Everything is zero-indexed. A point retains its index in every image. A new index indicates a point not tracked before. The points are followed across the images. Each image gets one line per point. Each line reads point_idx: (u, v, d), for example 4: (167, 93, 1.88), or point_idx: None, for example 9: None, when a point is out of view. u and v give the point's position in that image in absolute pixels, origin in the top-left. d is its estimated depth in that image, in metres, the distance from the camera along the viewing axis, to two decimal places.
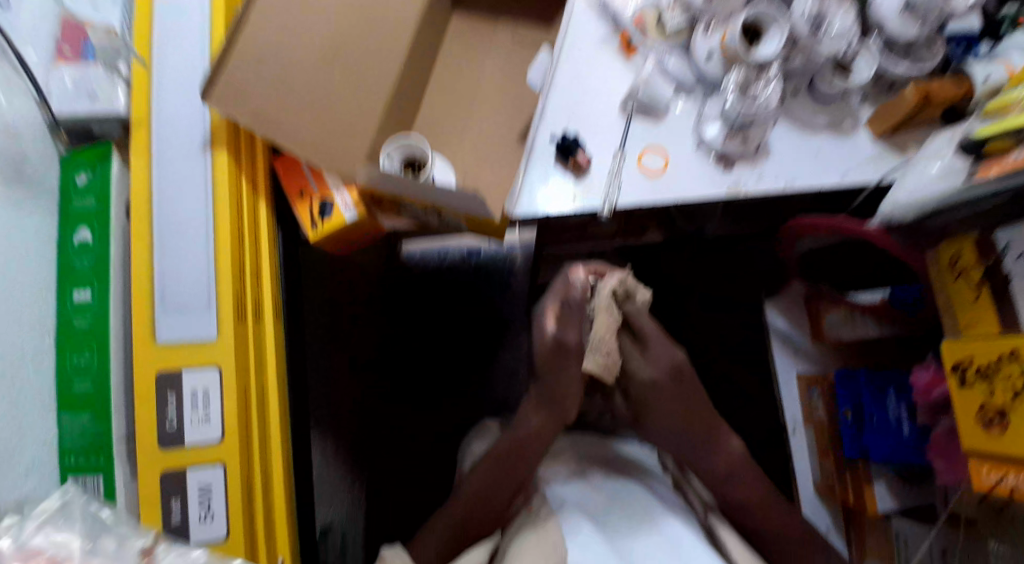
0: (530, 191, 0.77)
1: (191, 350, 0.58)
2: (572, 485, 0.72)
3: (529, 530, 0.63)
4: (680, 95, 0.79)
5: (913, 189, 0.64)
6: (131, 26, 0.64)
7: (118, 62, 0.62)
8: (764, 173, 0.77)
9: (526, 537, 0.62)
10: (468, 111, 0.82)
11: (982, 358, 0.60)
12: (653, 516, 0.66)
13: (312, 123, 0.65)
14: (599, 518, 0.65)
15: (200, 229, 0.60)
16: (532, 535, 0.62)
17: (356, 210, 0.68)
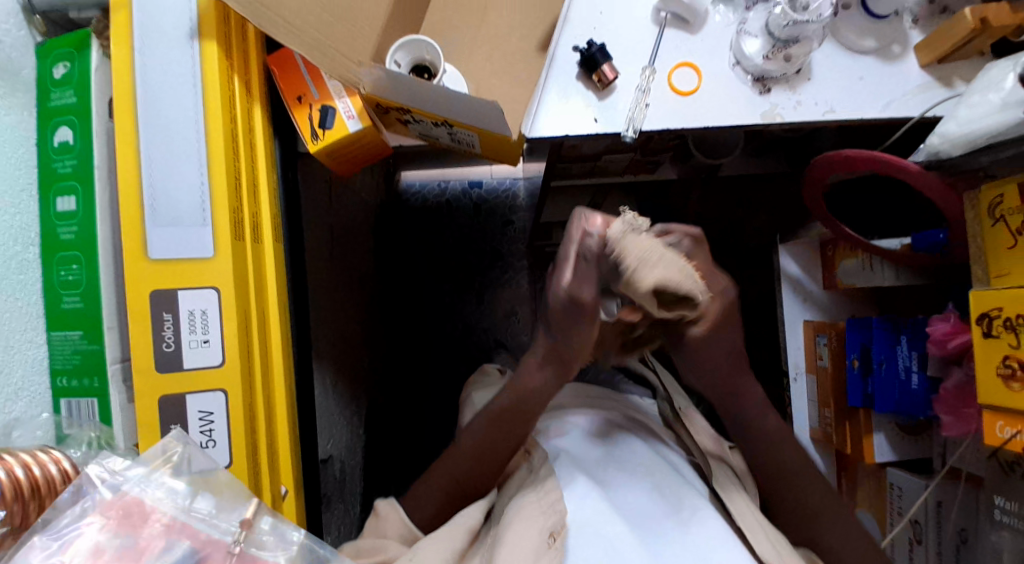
0: (548, 109, 0.72)
1: (187, 269, 0.55)
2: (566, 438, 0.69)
3: (528, 491, 0.60)
4: (719, 5, 0.72)
5: (965, 120, 0.59)
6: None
7: None
8: (802, 100, 0.71)
9: (525, 498, 0.59)
10: (483, 17, 0.75)
11: (1012, 310, 0.59)
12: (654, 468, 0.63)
13: (315, 17, 0.59)
14: (598, 471, 0.62)
15: (190, 138, 0.55)
16: (532, 494, 0.59)
17: (360, 120, 0.64)
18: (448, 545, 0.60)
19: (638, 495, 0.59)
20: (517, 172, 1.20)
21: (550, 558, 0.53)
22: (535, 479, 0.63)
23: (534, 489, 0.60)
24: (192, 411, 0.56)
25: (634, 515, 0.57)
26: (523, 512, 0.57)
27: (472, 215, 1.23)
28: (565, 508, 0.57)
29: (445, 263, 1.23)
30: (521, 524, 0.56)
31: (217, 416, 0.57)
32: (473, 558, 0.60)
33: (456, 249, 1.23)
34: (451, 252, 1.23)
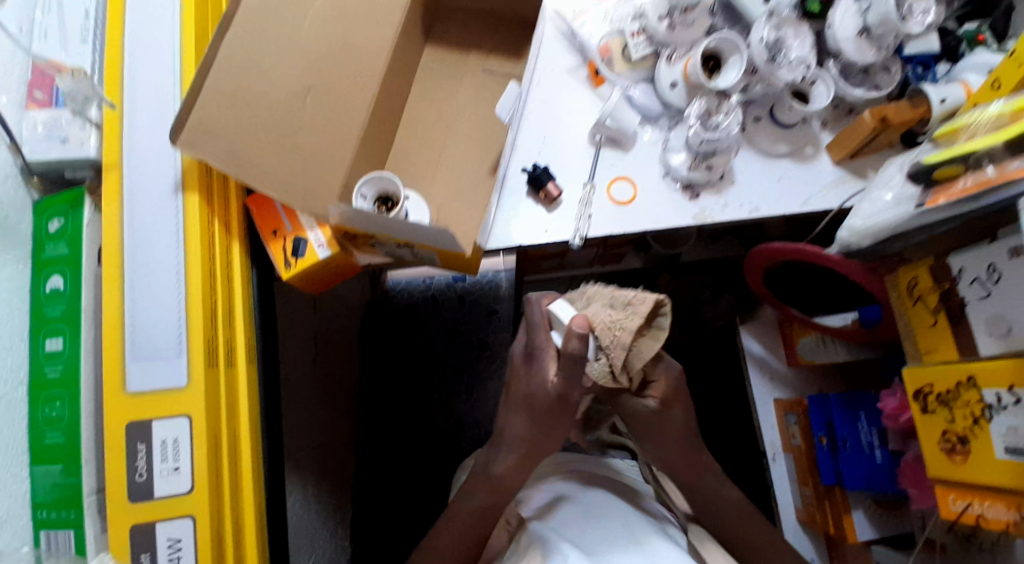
0: (502, 224, 0.79)
1: (162, 399, 0.59)
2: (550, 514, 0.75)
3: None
4: (646, 125, 0.81)
5: (868, 215, 0.64)
6: (102, 69, 0.64)
7: (87, 106, 0.61)
8: (728, 202, 0.78)
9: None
10: (441, 143, 0.83)
11: (942, 385, 0.62)
12: (626, 534, 0.67)
13: (282, 163, 0.66)
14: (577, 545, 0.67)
15: (170, 278, 0.61)
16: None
17: (330, 248, 0.69)
18: None
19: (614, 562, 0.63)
20: (497, 265, 1.29)
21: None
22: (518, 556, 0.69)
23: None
24: (161, 539, 0.58)
25: None
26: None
27: (458, 308, 1.30)
28: None
29: (434, 357, 1.27)
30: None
31: (185, 542, 0.58)
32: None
33: (443, 342, 1.28)
34: (438, 345, 1.28)
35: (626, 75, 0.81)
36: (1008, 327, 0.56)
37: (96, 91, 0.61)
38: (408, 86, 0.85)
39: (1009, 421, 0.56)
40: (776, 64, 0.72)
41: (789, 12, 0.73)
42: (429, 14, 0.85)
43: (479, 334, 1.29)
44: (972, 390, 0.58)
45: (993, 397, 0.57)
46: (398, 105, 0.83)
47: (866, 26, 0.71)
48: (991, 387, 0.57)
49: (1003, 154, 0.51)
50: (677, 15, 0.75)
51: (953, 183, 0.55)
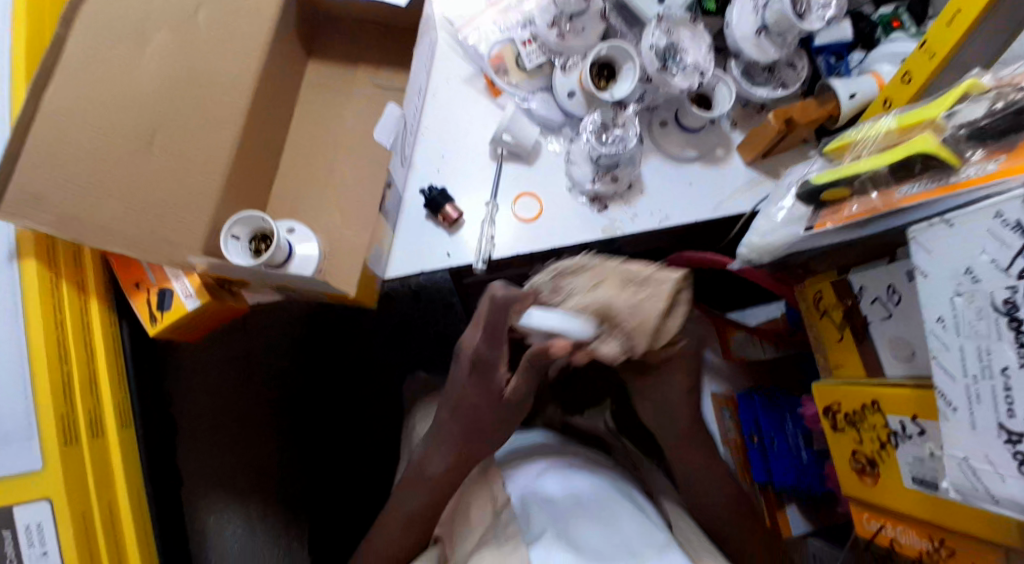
0: (403, 251, 0.74)
1: (15, 487, 0.54)
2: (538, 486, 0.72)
3: (490, 545, 0.63)
4: (549, 135, 0.78)
5: (764, 232, 0.60)
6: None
7: None
8: (637, 212, 0.75)
9: (485, 552, 0.62)
10: (330, 169, 0.77)
11: (848, 406, 0.59)
12: (616, 519, 0.66)
13: (134, 217, 0.61)
14: (567, 524, 0.64)
15: (12, 354, 0.56)
16: (490, 554, 0.62)
17: (199, 297, 0.63)
18: None
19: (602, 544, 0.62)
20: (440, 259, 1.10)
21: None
22: (498, 533, 0.66)
23: (496, 546, 0.63)
24: None
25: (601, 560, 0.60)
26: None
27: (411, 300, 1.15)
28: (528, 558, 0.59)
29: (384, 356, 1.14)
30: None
31: None
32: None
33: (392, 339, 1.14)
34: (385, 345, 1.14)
35: (525, 85, 0.76)
36: (911, 350, 0.54)
37: None
38: (291, 106, 0.79)
39: (913, 451, 0.53)
40: (669, 73, 0.68)
41: (680, 13, 0.70)
42: (306, 27, 0.79)
43: (436, 327, 1.15)
44: (877, 414, 0.56)
45: (897, 424, 0.54)
46: (281, 128, 0.77)
47: (763, 24, 0.69)
48: (894, 413, 0.54)
49: (887, 179, 0.48)
50: (565, 23, 0.72)
51: (843, 206, 0.52)
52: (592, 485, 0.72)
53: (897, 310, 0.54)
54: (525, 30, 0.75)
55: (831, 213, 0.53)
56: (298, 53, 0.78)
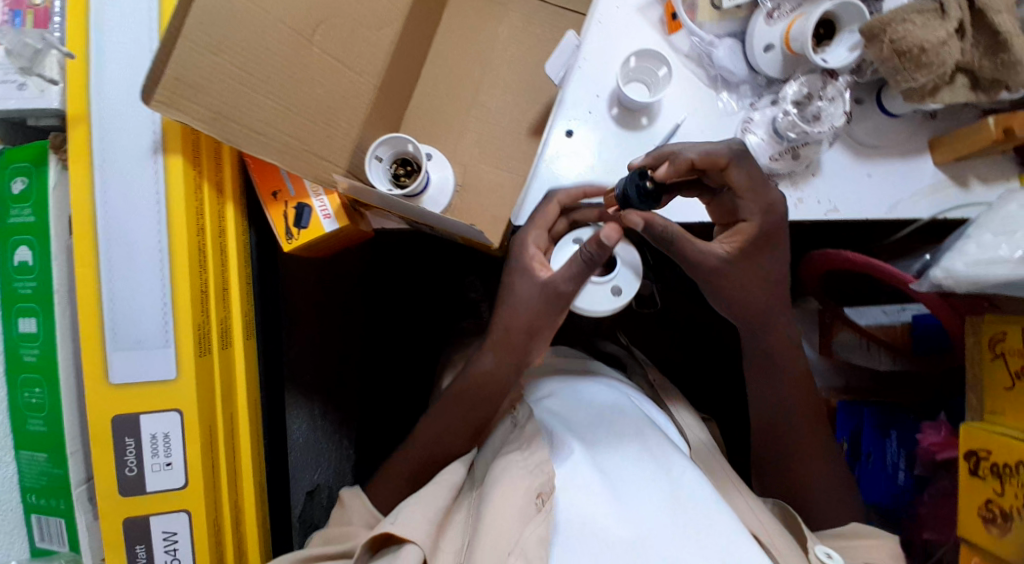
0: (536, 200, 0.67)
1: (150, 393, 0.53)
2: (555, 401, 0.68)
3: (513, 450, 0.60)
4: (722, 90, 0.67)
5: (972, 260, 0.54)
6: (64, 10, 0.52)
7: (42, 60, 0.51)
8: (804, 197, 0.66)
9: (512, 458, 0.59)
10: (474, 94, 0.70)
11: (1000, 457, 0.57)
12: (645, 434, 0.60)
13: (284, 118, 0.56)
14: (591, 440, 0.60)
15: (152, 258, 0.53)
16: (514, 453, 0.59)
17: (338, 220, 0.60)
18: (432, 503, 0.59)
19: (624, 459, 0.57)
20: None
21: (538, 522, 0.52)
22: (519, 440, 0.63)
23: (520, 452, 0.59)
24: (155, 532, 0.55)
25: (638, 514, 0.52)
26: (508, 471, 0.57)
27: None
28: (552, 471, 0.56)
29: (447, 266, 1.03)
30: (506, 489, 0.55)
31: (181, 535, 0.56)
32: (456, 514, 0.60)
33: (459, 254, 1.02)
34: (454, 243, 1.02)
35: (711, 28, 0.65)
36: None
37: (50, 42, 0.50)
38: (439, 9, 0.70)
39: None
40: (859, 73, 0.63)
41: None
42: None
43: None
44: None
45: None
46: (426, 32, 0.68)
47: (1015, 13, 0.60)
48: None
49: None
50: None
51: None
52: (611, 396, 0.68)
53: None
54: None
55: None
56: None
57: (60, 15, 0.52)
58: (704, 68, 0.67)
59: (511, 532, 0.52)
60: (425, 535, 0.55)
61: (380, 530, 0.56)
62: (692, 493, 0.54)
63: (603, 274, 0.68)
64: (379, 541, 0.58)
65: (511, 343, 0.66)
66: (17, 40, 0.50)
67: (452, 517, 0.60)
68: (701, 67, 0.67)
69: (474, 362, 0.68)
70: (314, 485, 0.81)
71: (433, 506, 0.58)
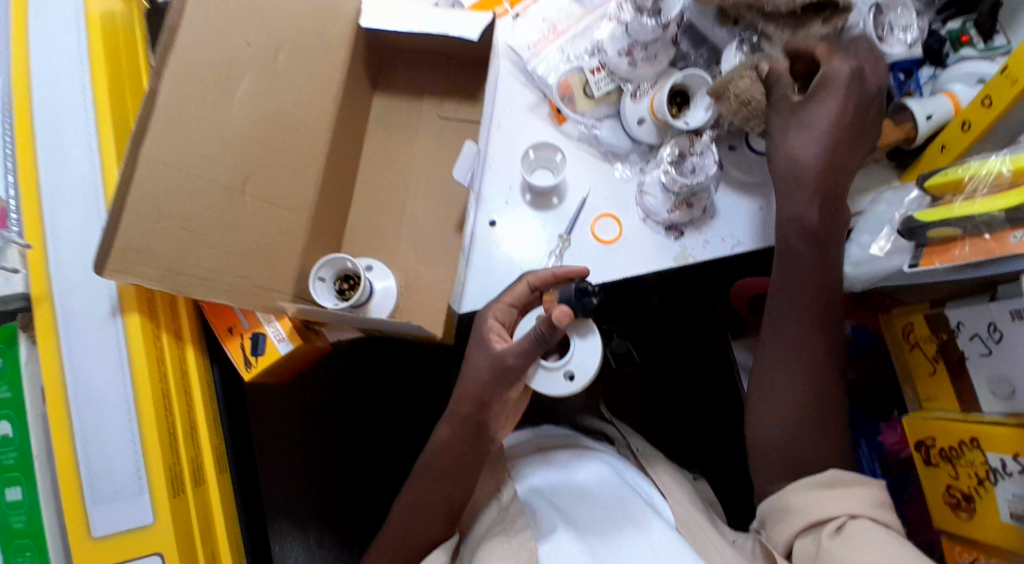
0: (473, 285, 0.73)
1: (130, 541, 0.56)
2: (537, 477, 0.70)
3: (499, 532, 0.61)
4: (615, 162, 0.76)
5: (858, 261, 0.63)
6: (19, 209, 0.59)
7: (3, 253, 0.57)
8: (709, 238, 0.74)
9: (495, 540, 0.60)
10: (401, 205, 0.77)
11: (944, 441, 0.59)
12: (626, 502, 0.63)
13: (222, 260, 0.62)
14: (570, 516, 0.63)
15: (120, 411, 0.57)
16: (500, 537, 0.60)
17: (291, 341, 0.65)
18: None
19: (603, 526, 0.60)
20: None
21: None
22: (507, 523, 0.63)
23: (504, 534, 0.61)
24: None
25: None
26: (491, 552, 0.58)
27: None
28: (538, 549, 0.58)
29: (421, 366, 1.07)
30: None
31: None
32: None
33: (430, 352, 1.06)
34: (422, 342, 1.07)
35: (591, 113, 0.75)
36: (1011, 388, 0.54)
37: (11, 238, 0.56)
38: (361, 140, 0.79)
39: (1013, 488, 0.53)
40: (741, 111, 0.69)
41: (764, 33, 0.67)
42: (374, 60, 0.78)
43: None
44: (975, 451, 0.56)
45: (998, 461, 0.54)
46: (351, 162, 0.77)
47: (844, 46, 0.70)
48: (994, 451, 0.54)
49: (1002, 224, 0.49)
50: (638, 51, 0.70)
51: (949, 246, 0.53)
52: (592, 465, 0.70)
53: (999, 347, 0.55)
54: (593, 58, 0.74)
55: (934, 250, 0.55)
56: (366, 88, 0.78)
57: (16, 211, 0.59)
58: (596, 147, 0.76)
59: None
60: None
61: None
62: (672, 553, 0.57)
63: (559, 359, 0.67)
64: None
65: (463, 416, 0.67)
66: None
67: None
68: (594, 147, 0.76)
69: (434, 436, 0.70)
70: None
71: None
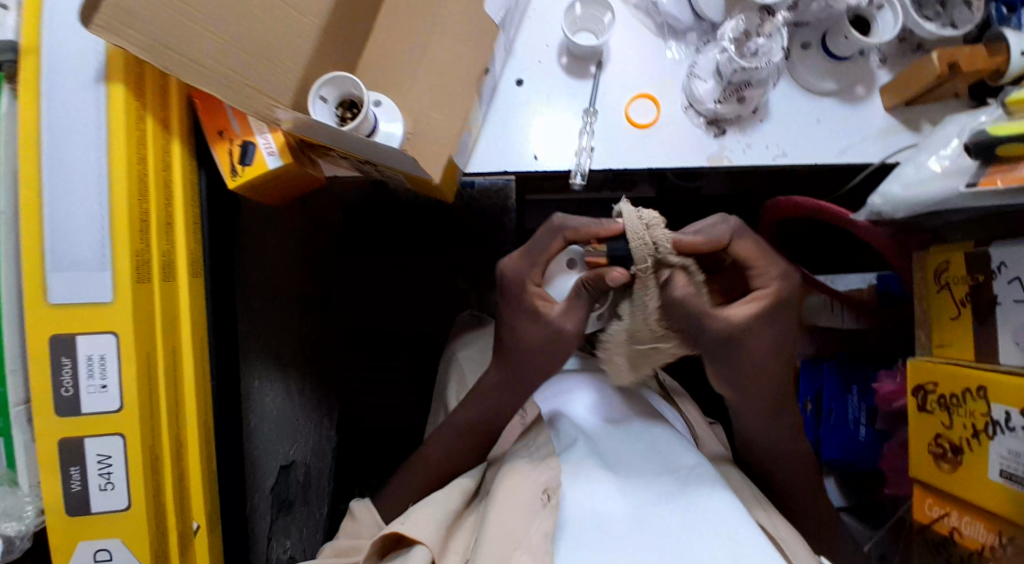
0: (488, 145, 0.68)
1: (86, 315, 0.54)
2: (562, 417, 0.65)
3: (520, 461, 0.59)
4: (670, 40, 0.69)
5: (908, 182, 0.55)
6: None
7: None
8: (753, 142, 0.67)
9: (517, 460, 0.59)
10: (424, 41, 0.67)
11: (947, 387, 0.55)
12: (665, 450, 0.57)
13: (229, 48, 0.57)
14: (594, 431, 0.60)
15: (93, 182, 0.54)
16: (522, 465, 0.58)
17: (281, 157, 0.61)
18: (436, 511, 0.58)
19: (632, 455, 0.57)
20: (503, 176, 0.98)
21: (542, 517, 0.52)
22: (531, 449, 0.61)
23: (526, 454, 0.60)
24: (90, 454, 0.55)
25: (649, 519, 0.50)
26: (513, 471, 0.57)
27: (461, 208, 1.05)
28: (558, 469, 0.55)
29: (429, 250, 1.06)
30: (508, 495, 0.55)
31: (114, 459, 0.56)
32: (467, 517, 0.60)
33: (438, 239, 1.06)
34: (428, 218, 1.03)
35: None
36: None
37: None
38: None
39: (1010, 444, 0.50)
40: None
41: None
42: None
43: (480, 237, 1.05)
44: (980, 401, 0.52)
45: (1001, 414, 0.50)
46: None
47: None
48: (1000, 402, 0.50)
49: None
50: None
51: (1014, 165, 0.48)
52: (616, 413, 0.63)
53: None
54: None
55: (1000, 169, 0.49)
56: None
57: None
58: (652, 18, 0.69)
59: (517, 526, 0.52)
60: (434, 536, 0.56)
61: (388, 530, 0.56)
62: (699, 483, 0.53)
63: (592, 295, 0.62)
64: (390, 543, 0.58)
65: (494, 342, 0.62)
66: None
67: (464, 519, 0.60)
68: (649, 17, 0.69)
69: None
70: (290, 461, 0.84)
71: (443, 507, 0.59)
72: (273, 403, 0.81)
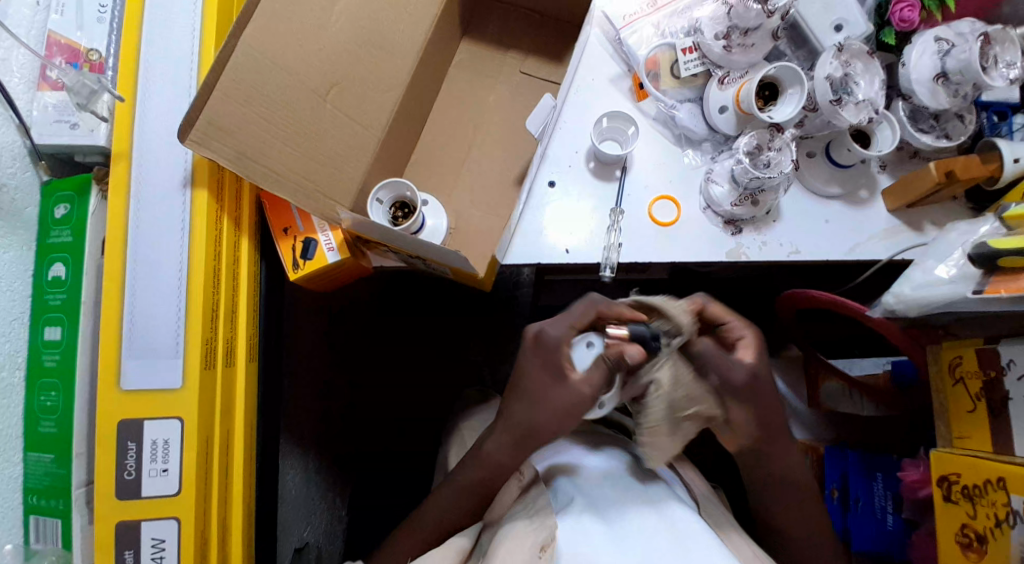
0: (521, 238, 0.73)
1: (156, 400, 0.58)
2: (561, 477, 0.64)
3: (520, 518, 0.59)
4: (688, 147, 0.76)
5: (916, 284, 0.60)
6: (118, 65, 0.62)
7: (95, 98, 0.59)
8: (768, 241, 0.73)
9: (517, 521, 0.59)
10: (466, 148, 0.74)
11: (969, 478, 0.58)
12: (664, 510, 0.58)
13: (297, 159, 0.63)
14: (592, 489, 0.61)
15: (172, 278, 0.59)
16: (522, 521, 0.59)
17: (340, 252, 0.65)
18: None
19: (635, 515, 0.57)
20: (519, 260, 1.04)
21: None
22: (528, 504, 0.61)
23: (526, 515, 0.60)
24: (145, 538, 0.58)
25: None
26: (514, 532, 0.57)
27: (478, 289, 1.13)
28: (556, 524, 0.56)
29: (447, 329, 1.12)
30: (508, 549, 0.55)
31: (168, 543, 0.58)
32: None
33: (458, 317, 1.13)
34: None
35: (672, 93, 0.75)
36: None
37: (103, 85, 0.58)
38: (440, 80, 0.80)
39: None
40: (839, 106, 0.67)
41: (859, 43, 0.68)
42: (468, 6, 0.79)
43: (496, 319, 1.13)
44: (1000, 491, 0.54)
45: (1020, 504, 0.53)
46: (426, 97, 0.78)
47: (943, 70, 0.68)
48: (1019, 493, 0.53)
49: None
50: (736, 36, 0.70)
51: (1016, 274, 0.53)
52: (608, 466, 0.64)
53: None
54: (687, 37, 0.74)
55: (1003, 277, 0.54)
56: (456, 31, 0.79)
57: (113, 69, 0.62)
58: (670, 129, 0.76)
59: None
60: None
61: None
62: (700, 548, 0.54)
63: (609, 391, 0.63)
64: None
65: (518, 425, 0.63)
66: (76, 79, 0.58)
67: None
68: (667, 128, 0.76)
69: (472, 452, 0.67)
70: (303, 542, 0.82)
71: None
72: (292, 480, 0.82)
